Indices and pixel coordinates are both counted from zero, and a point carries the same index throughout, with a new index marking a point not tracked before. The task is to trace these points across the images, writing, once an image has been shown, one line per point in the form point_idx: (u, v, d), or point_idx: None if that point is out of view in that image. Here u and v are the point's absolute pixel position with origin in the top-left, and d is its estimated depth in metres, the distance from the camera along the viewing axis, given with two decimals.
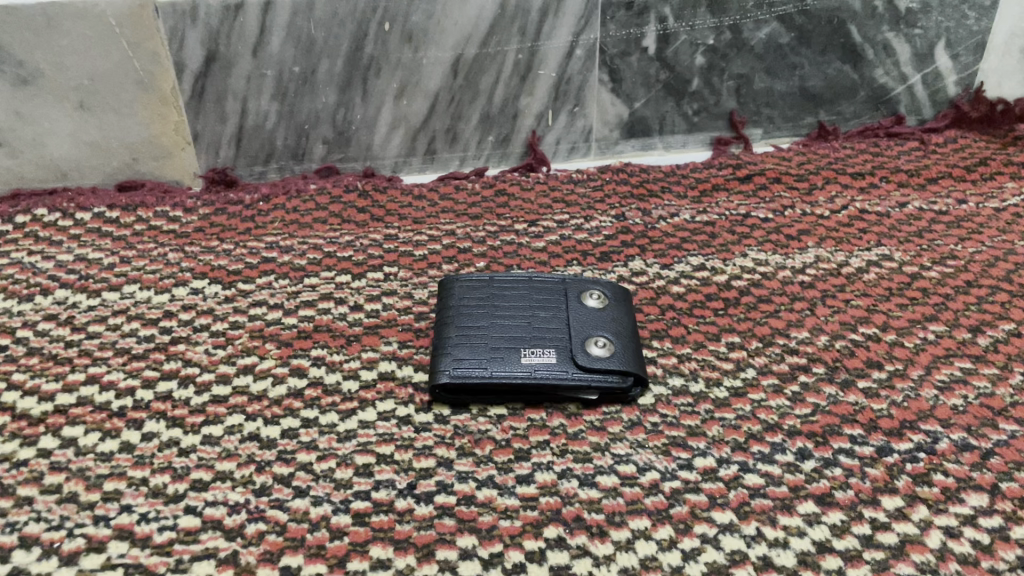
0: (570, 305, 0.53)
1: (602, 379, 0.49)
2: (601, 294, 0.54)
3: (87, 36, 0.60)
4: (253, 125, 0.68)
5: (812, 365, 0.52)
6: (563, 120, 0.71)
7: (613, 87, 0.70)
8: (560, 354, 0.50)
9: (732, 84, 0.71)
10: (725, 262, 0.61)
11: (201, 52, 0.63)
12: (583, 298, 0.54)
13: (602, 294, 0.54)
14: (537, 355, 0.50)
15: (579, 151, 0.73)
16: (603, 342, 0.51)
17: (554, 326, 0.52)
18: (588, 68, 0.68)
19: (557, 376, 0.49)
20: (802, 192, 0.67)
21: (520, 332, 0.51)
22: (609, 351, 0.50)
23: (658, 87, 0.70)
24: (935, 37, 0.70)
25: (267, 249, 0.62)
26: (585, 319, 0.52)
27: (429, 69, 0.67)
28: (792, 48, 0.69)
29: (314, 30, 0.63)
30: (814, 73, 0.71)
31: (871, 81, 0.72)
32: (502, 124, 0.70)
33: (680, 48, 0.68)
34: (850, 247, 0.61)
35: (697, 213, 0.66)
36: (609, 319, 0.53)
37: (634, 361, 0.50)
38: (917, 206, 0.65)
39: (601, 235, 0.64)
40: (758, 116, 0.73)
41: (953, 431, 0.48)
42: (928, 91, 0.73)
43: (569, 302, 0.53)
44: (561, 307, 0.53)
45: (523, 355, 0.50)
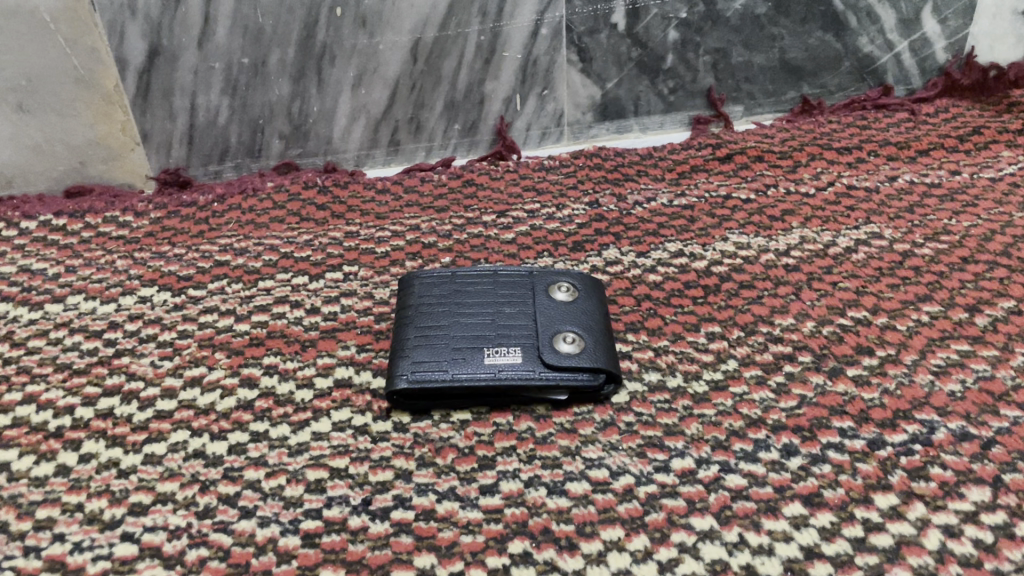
0: (538, 299, 0.50)
1: (571, 377, 0.46)
2: (571, 285, 0.51)
3: (21, 34, 0.57)
4: (204, 122, 0.64)
5: (798, 354, 0.49)
6: (532, 104, 0.67)
7: (583, 67, 0.66)
8: (527, 352, 0.47)
9: (709, 59, 0.67)
10: (705, 247, 0.57)
11: (144, 45, 0.60)
12: (551, 290, 0.50)
13: (572, 286, 0.51)
14: (501, 354, 0.46)
15: (551, 137, 0.70)
16: (573, 337, 0.47)
17: (521, 322, 0.48)
18: (555, 48, 0.65)
19: (523, 376, 0.45)
20: (785, 169, 0.64)
21: (484, 330, 0.48)
22: (580, 346, 0.47)
23: (630, 66, 0.67)
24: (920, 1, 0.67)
25: (220, 252, 0.59)
26: (553, 313, 0.49)
27: (387, 55, 0.63)
28: (770, 19, 0.66)
29: (261, 18, 0.60)
30: (795, 45, 0.67)
31: (855, 50, 0.68)
32: (468, 110, 0.67)
33: (651, 23, 0.64)
34: (837, 226, 0.58)
35: (675, 197, 0.62)
36: (578, 313, 0.49)
37: (608, 356, 0.47)
38: (908, 179, 0.62)
39: (573, 224, 0.61)
40: (738, 92, 0.69)
41: (950, 420, 0.44)
42: (917, 59, 0.70)
43: (536, 296, 0.50)
44: (528, 301, 0.50)
45: (486, 355, 0.46)
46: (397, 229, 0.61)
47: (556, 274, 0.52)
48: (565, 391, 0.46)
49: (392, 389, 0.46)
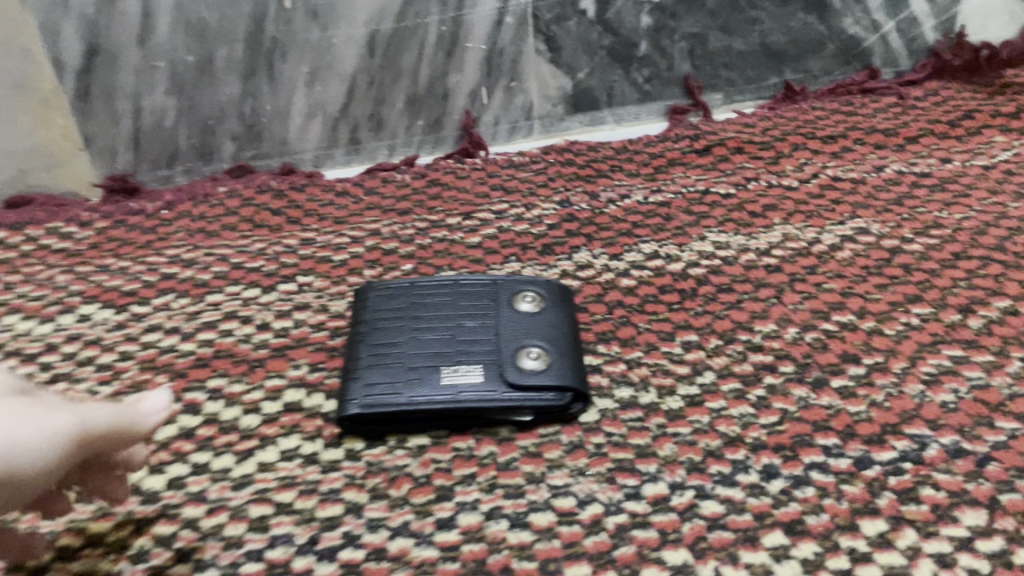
0: (500, 310, 0.46)
1: (537, 397, 0.42)
2: (536, 295, 0.48)
3: None
4: (151, 125, 0.61)
5: (779, 364, 0.45)
6: (499, 97, 0.64)
7: (552, 57, 0.63)
8: (488, 370, 0.43)
9: (685, 45, 0.63)
10: (681, 247, 0.54)
11: (80, 45, 0.56)
12: (515, 301, 0.47)
13: (538, 295, 0.47)
14: (460, 373, 0.43)
15: (521, 131, 0.66)
16: (538, 353, 0.44)
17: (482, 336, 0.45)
18: (521, 37, 0.61)
19: (484, 398, 0.42)
20: (766, 161, 0.60)
21: (442, 346, 0.45)
22: (545, 363, 0.43)
23: (601, 54, 0.63)
24: None
25: (167, 264, 0.56)
26: (517, 327, 0.46)
27: (342, 49, 0.60)
28: (749, 1, 0.62)
29: (204, 13, 0.56)
30: (775, 28, 0.64)
31: (839, 32, 0.65)
32: (431, 105, 0.63)
33: (623, 8, 0.61)
34: (821, 222, 0.55)
35: (650, 193, 0.59)
36: (544, 325, 0.46)
37: (575, 373, 0.44)
38: (896, 168, 0.58)
39: (543, 226, 0.57)
40: (717, 79, 0.66)
41: (942, 434, 0.41)
42: (904, 40, 0.66)
43: (499, 308, 0.47)
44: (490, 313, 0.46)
45: (445, 375, 0.43)
46: (358, 234, 0.58)
47: (520, 283, 0.48)
48: (530, 412, 0.43)
49: (342, 414, 0.42)
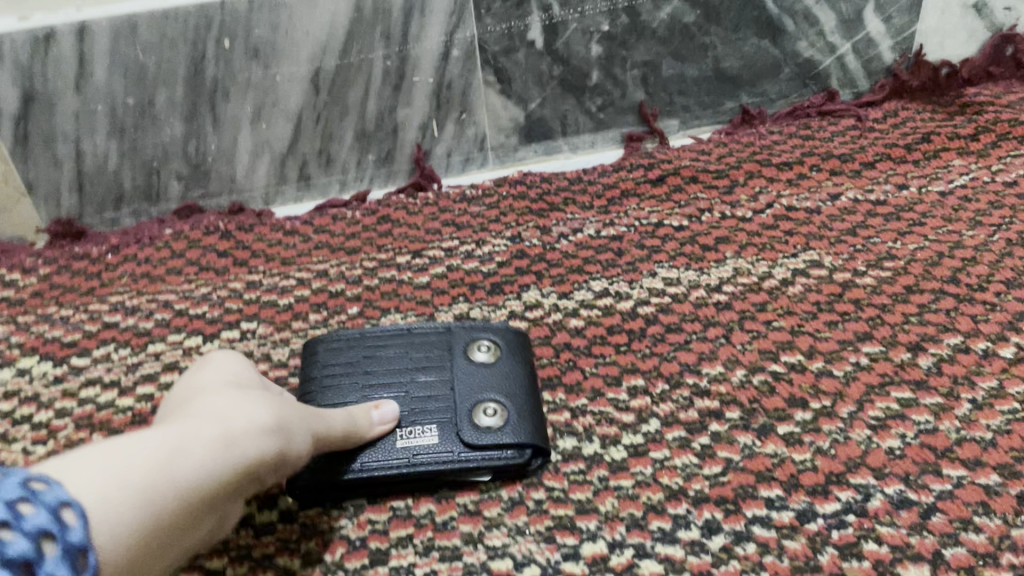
0: (454, 364, 0.45)
1: (495, 456, 0.41)
2: (491, 344, 0.46)
3: None
4: (94, 168, 0.60)
5: (725, 410, 0.44)
6: (450, 129, 0.63)
7: (502, 88, 0.62)
8: (444, 430, 0.42)
9: (638, 73, 0.63)
10: (632, 284, 0.53)
11: (15, 91, 0.55)
12: (470, 352, 0.46)
13: (493, 344, 0.46)
14: (417, 434, 0.42)
15: (475, 162, 0.66)
16: (494, 411, 0.43)
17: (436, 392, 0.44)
18: (469, 70, 0.60)
19: (446, 459, 0.41)
20: (721, 191, 0.60)
21: (398, 406, 0.43)
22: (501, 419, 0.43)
23: (553, 84, 0.63)
24: (861, 0, 0.62)
25: (110, 312, 0.55)
26: (473, 380, 0.44)
27: (286, 86, 0.58)
28: (700, 27, 0.61)
29: (142, 55, 0.55)
30: (728, 53, 0.63)
31: (794, 55, 0.64)
32: (381, 140, 0.62)
33: (572, 38, 0.60)
34: (774, 255, 0.54)
35: (603, 226, 0.58)
36: (499, 377, 0.45)
37: (533, 426, 0.43)
38: (852, 196, 0.57)
39: (492, 263, 0.56)
40: (672, 106, 0.65)
41: (887, 484, 0.40)
42: (862, 61, 0.65)
43: (453, 359, 0.45)
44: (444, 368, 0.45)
45: (400, 438, 0.42)
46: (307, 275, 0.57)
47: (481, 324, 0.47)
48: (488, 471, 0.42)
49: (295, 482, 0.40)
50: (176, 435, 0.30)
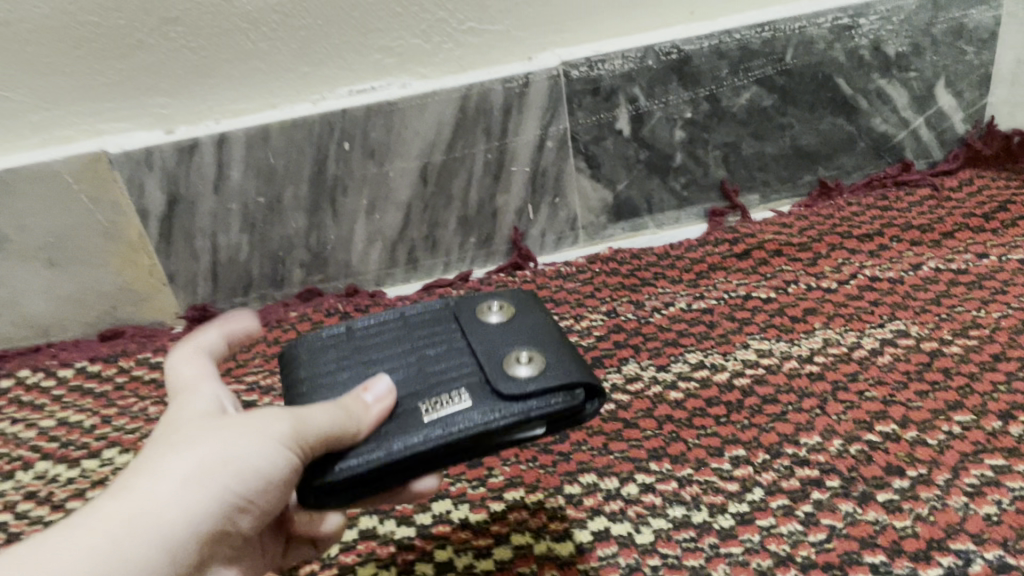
0: (466, 330, 0.41)
1: (540, 405, 0.37)
2: (502, 304, 0.43)
3: (46, 197, 0.60)
4: (227, 259, 0.66)
5: (826, 478, 0.47)
6: (544, 212, 0.68)
7: (592, 173, 0.67)
8: (475, 392, 0.38)
9: (719, 153, 0.67)
10: (726, 356, 0.57)
11: (163, 195, 0.62)
12: (477, 312, 0.42)
13: (504, 304, 0.43)
14: (438, 405, 0.37)
15: (567, 241, 0.71)
16: (528, 355, 0.39)
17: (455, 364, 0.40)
18: (562, 157, 0.66)
19: (461, 433, 0.36)
20: (805, 263, 0.63)
21: (410, 383, 0.39)
22: (539, 361, 0.39)
23: (639, 167, 0.67)
24: (932, 77, 0.65)
25: (246, 391, 0.60)
26: (492, 335, 0.41)
27: (397, 181, 0.64)
28: (778, 110, 0.65)
29: (272, 159, 0.62)
30: (805, 131, 0.67)
31: (869, 131, 0.67)
32: (481, 223, 0.68)
33: (657, 126, 0.65)
34: (861, 326, 0.57)
35: (693, 300, 0.62)
36: (518, 323, 0.42)
37: (569, 359, 0.39)
38: (933, 265, 0.60)
39: (591, 337, 0.61)
40: (752, 181, 0.69)
41: (987, 548, 0.42)
42: (935, 132, 0.68)
43: (466, 322, 0.42)
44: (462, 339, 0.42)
45: (422, 417, 0.37)
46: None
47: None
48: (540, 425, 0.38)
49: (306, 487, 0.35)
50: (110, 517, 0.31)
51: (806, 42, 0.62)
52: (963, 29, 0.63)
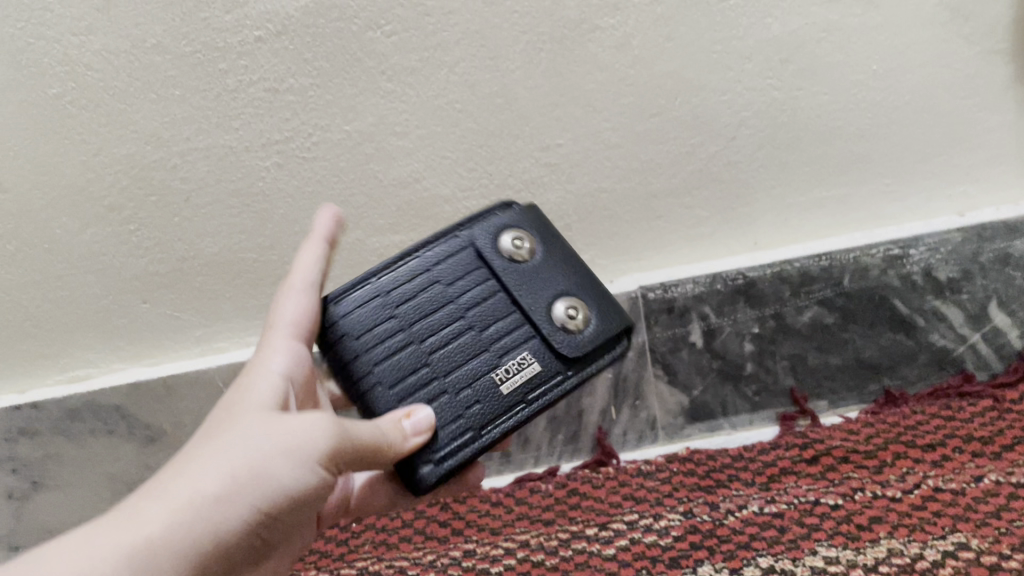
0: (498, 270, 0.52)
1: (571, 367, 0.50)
2: (523, 240, 0.53)
3: (201, 397, 0.75)
4: None
5: None
6: (626, 412, 0.76)
7: (669, 379, 0.74)
8: (537, 351, 0.50)
9: (787, 363, 0.74)
10: (795, 562, 0.61)
11: None
12: (500, 248, 0.52)
13: (525, 242, 0.53)
14: (516, 376, 0.49)
15: (648, 439, 0.77)
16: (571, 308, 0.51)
17: (498, 353, 0.50)
18: (641, 366, 0.74)
19: (577, 373, 0.50)
20: (871, 470, 0.67)
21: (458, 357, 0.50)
22: (582, 320, 0.51)
23: (712, 374, 0.74)
24: (985, 298, 0.71)
25: None
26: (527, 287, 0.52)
27: None
28: (840, 326, 0.72)
29: None
30: (868, 345, 0.73)
31: (928, 344, 0.73)
32: (569, 423, 0.76)
33: (727, 339, 0.73)
34: (923, 537, 0.60)
35: (766, 503, 0.67)
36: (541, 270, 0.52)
37: (604, 305, 0.52)
38: (994, 478, 0.64)
39: (669, 536, 0.66)
40: (820, 388, 0.75)
41: None
42: (992, 347, 0.73)
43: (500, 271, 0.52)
44: (461, 324, 0.51)
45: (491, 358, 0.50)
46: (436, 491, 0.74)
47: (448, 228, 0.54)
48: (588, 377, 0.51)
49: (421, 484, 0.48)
50: (98, 541, 0.34)
51: (860, 269, 0.70)
52: (1011, 257, 0.70)
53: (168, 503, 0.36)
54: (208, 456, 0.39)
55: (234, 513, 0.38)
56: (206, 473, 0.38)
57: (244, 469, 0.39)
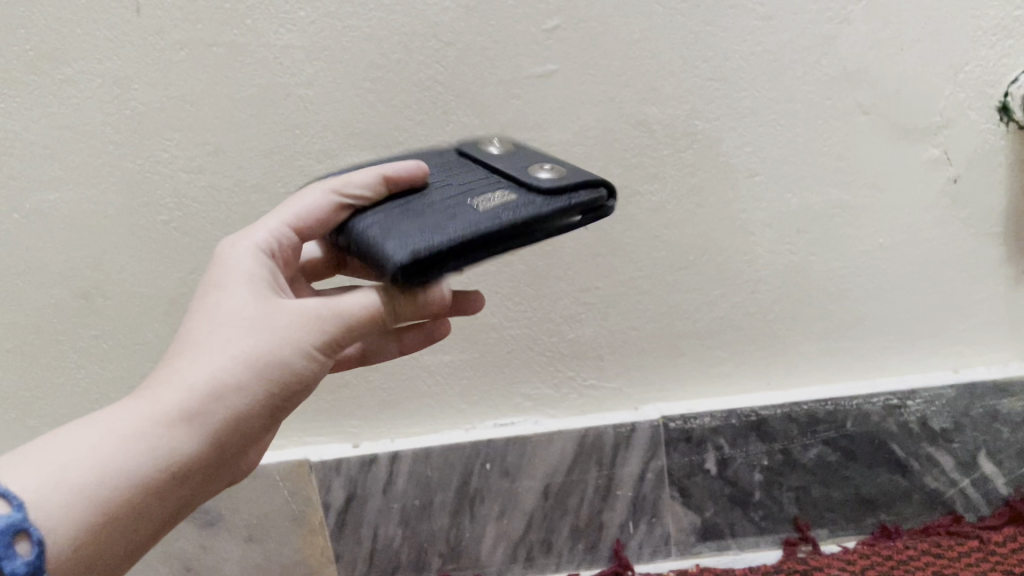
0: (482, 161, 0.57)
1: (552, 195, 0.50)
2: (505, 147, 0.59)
3: (258, 489, 0.81)
4: (383, 546, 0.84)
5: None
6: (642, 527, 0.83)
7: (684, 500, 0.82)
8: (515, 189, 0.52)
9: (792, 493, 0.81)
10: None
11: (344, 493, 0.82)
12: (484, 149, 0.58)
13: (506, 145, 0.59)
14: (495, 201, 0.50)
15: (661, 552, 0.84)
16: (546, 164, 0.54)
17: (474, 195, 0.51)
18: (659, 486, 0.81)
19: (554, 200, 0.50)
20: None
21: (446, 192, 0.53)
22: (559, 170, 0.53)
23: (724, 499, 0.82)
24: (974, 447, 0.79)
25: None
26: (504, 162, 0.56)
27: (525, 495, 0.82)
28: (842, 463, 0.80)
29: (430, 472, 0.81)
30: (867, 482, 0.80)
31: (922, 485, 0.80)
32: (590, 532, 0.83)
33: (739, 468, 0.81)
34: None
35: None
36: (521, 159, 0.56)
37: (580, 169, 0.54)
38: None
39: None
40: (822, 518, 0.82)
41: None
42: (981, 491, 0.80)
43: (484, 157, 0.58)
44: (446, 193, 0.53)
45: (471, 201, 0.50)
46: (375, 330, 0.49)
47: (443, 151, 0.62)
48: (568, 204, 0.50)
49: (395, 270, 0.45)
50: (104, 432, 0.42)
51: (861, 415, 0.79)
52: (998, 413, 0.78)
53: (148, 419, 0.43)
54: (178, 372, 0.45)
55: (188, 440, 0.43)
56: (174, 394, 0.43)
57: (199, 382, 0.44)
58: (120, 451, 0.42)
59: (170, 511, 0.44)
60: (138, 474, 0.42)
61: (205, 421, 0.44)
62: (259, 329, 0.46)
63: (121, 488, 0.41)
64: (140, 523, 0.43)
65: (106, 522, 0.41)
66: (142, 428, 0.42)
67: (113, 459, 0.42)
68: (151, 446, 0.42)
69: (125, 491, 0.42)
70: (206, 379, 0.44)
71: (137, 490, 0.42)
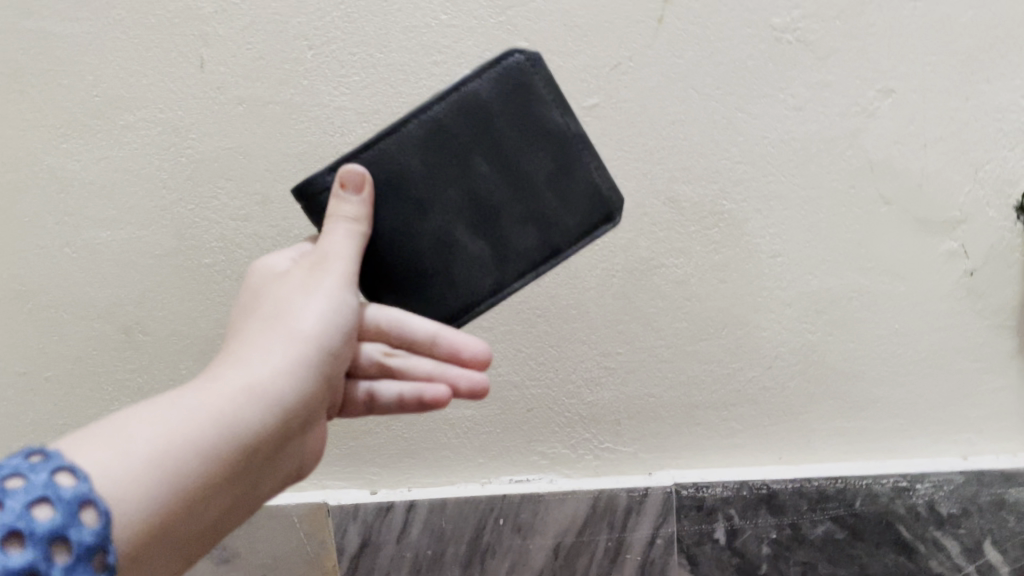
0: None
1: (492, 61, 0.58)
2: None
3: (276, 529, 0.83)
4: None
5: None
6: None
7: (692, 568, 0.83)
8: None
9: (799, 568, 0.82)
10: None
11: (358, 539, 0.84)
12: None
13: None
14: None
15: None
16: None
17: None
18: (668, 553, 0.83)
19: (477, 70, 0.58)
20: None
21: None
22: None
23: (731, 570, 0.83)
24: (980, 534, 0.80)
25: None
26: None
27: (536, 552, 0.83)
28: (849, 542, 0.81)
29: (444, 523, 0.83)
30: (873, 562, 0.82)
31: (928, 569, 0.81)
32: None
33: (747, 539, 0.82)
34: None
35: None
36: None
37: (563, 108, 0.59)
38: None
39: None
40: None
41: None
42: None
43: None
44: None
45: None
46: (356, 209, 0.55)
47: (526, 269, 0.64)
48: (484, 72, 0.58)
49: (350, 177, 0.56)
50: (167, 416, 0.45)
51: (870, 494, 0.80)
52: (1005, 502, 0.80)
53: (209, 393, 0.47)
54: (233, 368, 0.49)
55: (249, 409, 0.47)
56: (233, 372, 0.49)
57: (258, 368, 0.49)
58: (186, 421, 0.45)
59: (229, 485, 0.48)
60: (207, 440, 0.45)
61: (267, 399, 0.48)
62: (305, 308, 0.52)
63: (189, 453, 0.45)
64: (201, 492, 0.46)
65: (174, 487, 0.44)
66: (205, 401, 0.47)
67: (183, 426, 0.45)
68: (217, 415, 0.46)
69: (193, 456, 0.45)
70: (262, 359, 0.50)
71: (204, 456, 0.45)
